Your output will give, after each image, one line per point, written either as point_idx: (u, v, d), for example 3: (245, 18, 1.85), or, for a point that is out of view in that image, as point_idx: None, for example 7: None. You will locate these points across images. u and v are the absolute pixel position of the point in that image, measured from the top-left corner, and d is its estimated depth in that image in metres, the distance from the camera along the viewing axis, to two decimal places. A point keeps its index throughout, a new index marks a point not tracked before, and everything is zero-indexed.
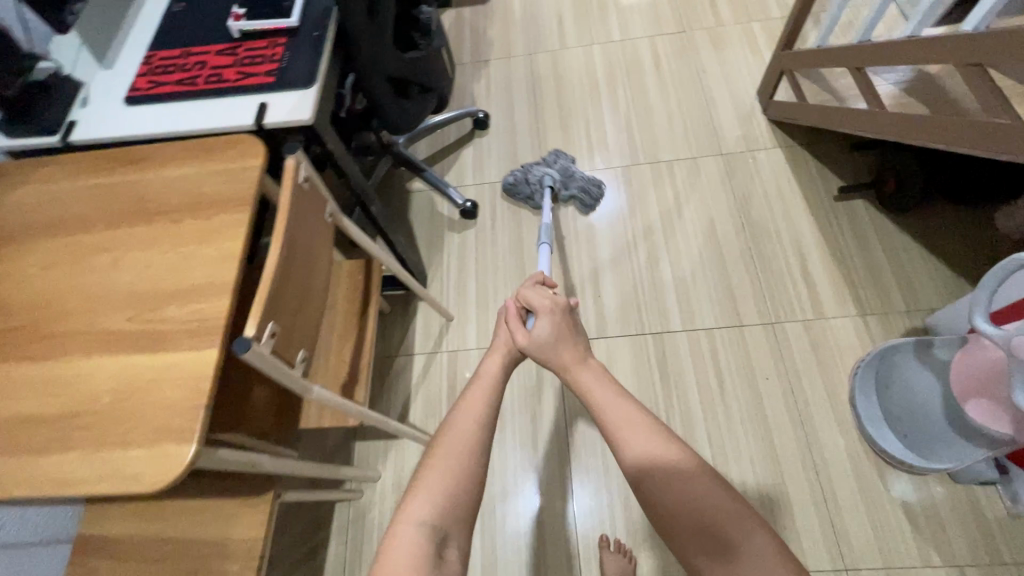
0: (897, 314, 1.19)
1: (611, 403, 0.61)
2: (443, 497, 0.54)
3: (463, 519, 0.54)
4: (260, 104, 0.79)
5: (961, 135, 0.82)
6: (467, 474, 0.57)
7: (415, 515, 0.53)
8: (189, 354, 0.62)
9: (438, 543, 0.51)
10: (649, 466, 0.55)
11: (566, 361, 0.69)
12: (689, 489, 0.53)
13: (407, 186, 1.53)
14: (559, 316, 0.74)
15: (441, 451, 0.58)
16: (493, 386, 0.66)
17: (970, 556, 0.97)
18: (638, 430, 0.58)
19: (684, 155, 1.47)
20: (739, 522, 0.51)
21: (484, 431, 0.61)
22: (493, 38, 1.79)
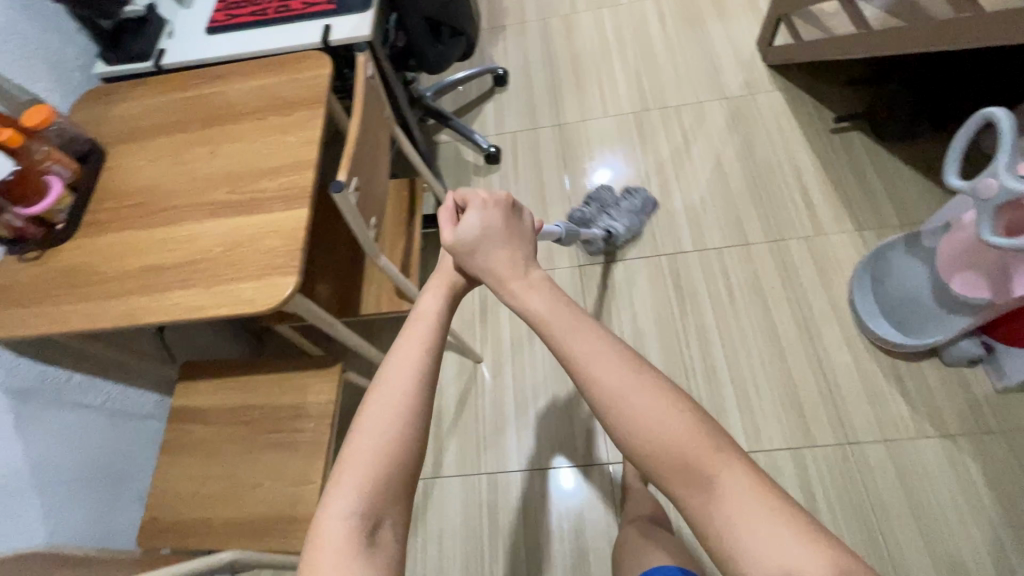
0: (891, 228, 1.30)
1: (570, 333, 0.52)
2: (366, 481, 0.50)
3: (397, 497, 0.51)
4: (324, 26, 0.92)
5: (936, 35, 0.93)
6: (399, 441, 0.51)
7: (341, 507, 0.49)
8: (284, 213, 0.75)
9: (373, 526, 0.49)
10: (614, 403, 0.48)
11: (502, 274, 0.61)
12: (659, 432, 0.46)
13: (435, 137, 1.66)
14: (495, 214, 0.67)
15: (370, 423, 0.52)
16: (429, 326, 0.59)
17: (960, 427, 1.07)
18: (602, 362, 0.49)
19: (690, 100, 1.59)
20: (713, 452, 0.46)
21: (417, 391, 0.54)
22: (508, 6, 1.92)
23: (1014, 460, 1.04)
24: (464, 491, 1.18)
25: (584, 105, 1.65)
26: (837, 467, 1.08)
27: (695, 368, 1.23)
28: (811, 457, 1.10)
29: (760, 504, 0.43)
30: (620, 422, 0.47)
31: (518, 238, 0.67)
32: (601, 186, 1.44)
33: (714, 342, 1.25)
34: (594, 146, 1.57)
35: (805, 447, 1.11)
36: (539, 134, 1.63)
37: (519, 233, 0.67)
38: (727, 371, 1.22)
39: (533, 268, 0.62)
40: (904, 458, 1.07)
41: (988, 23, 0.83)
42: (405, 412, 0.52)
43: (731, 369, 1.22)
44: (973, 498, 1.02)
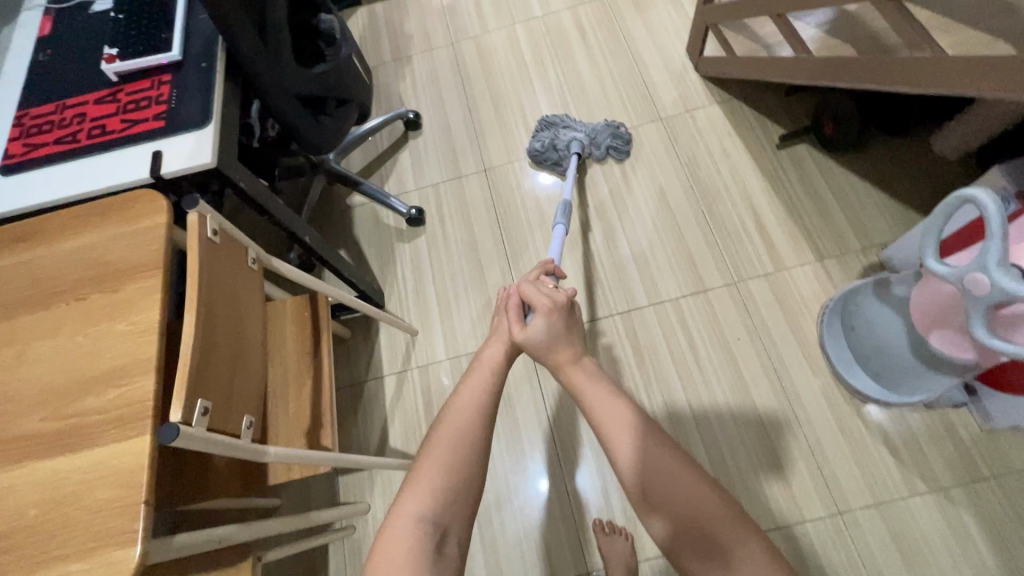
0: (852, 253, 1.20)
1: (615, 404, 0.60)
2: (434, 493, 0.55)
3: (461, 513, 0.56)
4: (154, 152, 0.72)
5: (891, 74, 0.81)
6: (462, 468, 0.57)
7: (412, 514, 0.54)
8: (119, 446, 0.56)
9: (439, 538, 0.54)
10: (649, 472, 0.55)
11: (560, 362, 0.67)
12: (689, 499, 0.53)
13: (348, 201, 1.46)
14: (557, 314, 0.70)
15: (440, 446, 0.58)
16: (493, 374, 0.66)
17: (952, 477, 1.00)
18: (639, 439, 0.57)
19: (624, 125, 1.44)
20: (735, 528, 0.52)
21: (483, 423, 0.61)
22: (411, 32, 1.71)
23: (1011, 506, 0.97)
24: None
25: (510, 142, 1.48)
26: (833, 541, 1.00)
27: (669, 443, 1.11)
28: (804, 533, 1.01)
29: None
30: (650, 486, 0.55)
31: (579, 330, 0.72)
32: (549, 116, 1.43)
33: (684, 410, 1.14)
34: (527, 191, 1.41)
35: (796, 522, 1.02)
36: (465, 183, 1.45)
37: (576, 330, 0.71)
38: (703, 443, 1.11)
39: (588, 359, 0.68)
40: (900, 521, 0.99)
41: (951, 67, 0.71)
42: (472, 439, 0.59)
43: (707, 439, 1.11)
44: (975, 556, 0.96)
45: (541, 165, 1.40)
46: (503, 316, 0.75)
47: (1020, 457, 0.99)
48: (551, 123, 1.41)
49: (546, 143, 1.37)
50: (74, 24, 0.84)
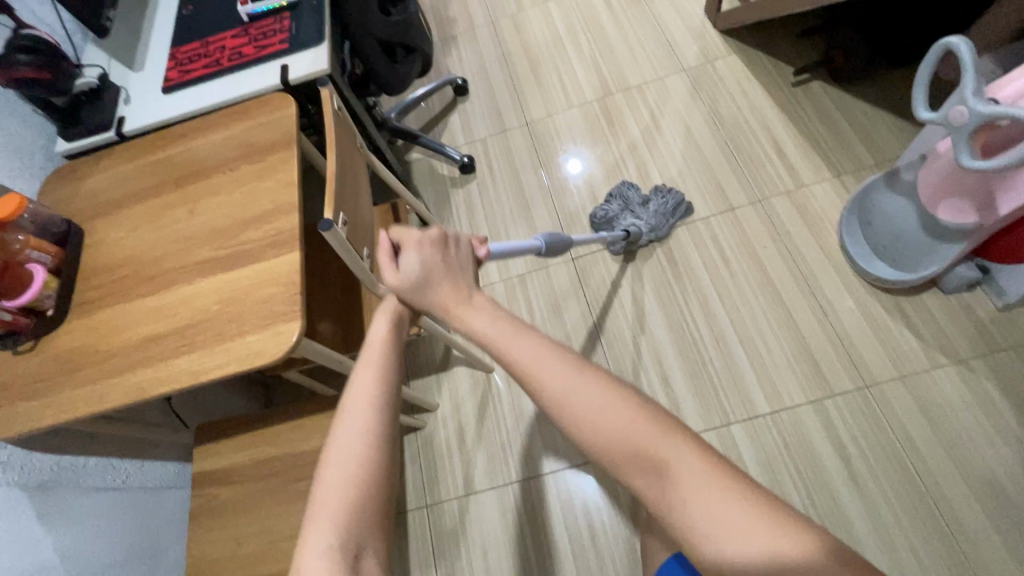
0: (867, 169, 1.32)
1: (518, 346, 0.55)
2: (343, 512, 0.48)
3: (376, 520, 0.49)
4: (281, 66, 0.92)
5: None
6: (366, 472, 0.50)
7: (318, 543, 0.46)
8: (276, 260, 0.74)
9: (352, 562, 0.46)
10: (566, 404, 0.50)
11: (449, 304, 0.62)
12: (612, 423, 0.48)
13: (406, 157, 1.66)
14: (429, 250, 0.65)
15: (339, 455, 0.51)
16: (387, 357, 0.59)
17: (970, 349, 1.09)
18: (553, 373, 0.52)
19: (650, 78, 1.60)
20: (664, 438, 0.47)
21: (381, 411, 0.54)
22: (456, 15, 1.92)
23: None
24: (500, 502, 1.17)
25: (547, 100, 1.66)
26: (862, 411, 1.09)
27: (704, 339, 1.23)
28: (834, 405, 1.11)
29: (712, 477, 0.44)
30: (580, 422, 0.49)
31: (463, 267, 0.67)
32: (623, 185, 1.41)
33: (718, 310, 1.25)
34: (565, 139, 1.58)
35: (826, 397, 1.11)
36: (509, 136, 1.63)
37: (457, 261, 0.66)
38: (736, 336, 1.22)
39: (479, 294, 0.64)
40: (924, 391, 1.08)
41: None
42: (371, 436, 0.52)
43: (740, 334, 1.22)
44: (996, 417, 1.04)
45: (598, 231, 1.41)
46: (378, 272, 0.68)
47: None
48: (623, 195, 1.39)
49: (609, 216, 1.37)
50: None
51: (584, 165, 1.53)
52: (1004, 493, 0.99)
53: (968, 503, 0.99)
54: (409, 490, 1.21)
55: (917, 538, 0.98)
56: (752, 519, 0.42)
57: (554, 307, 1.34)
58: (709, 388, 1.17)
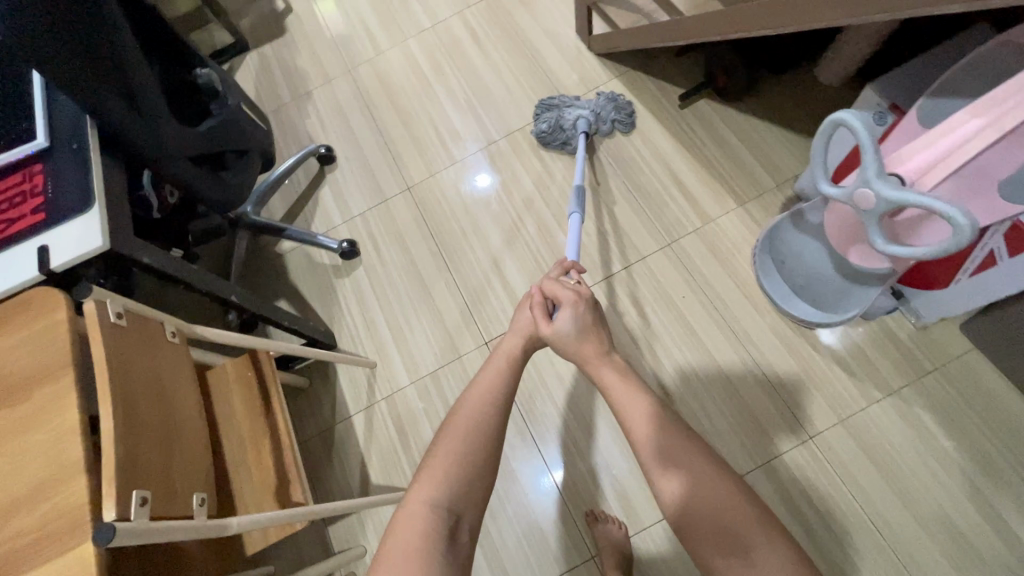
0: (769, 192, 1.26)
1: (631, 401, 0.67)
2: (445, 479, 0.62)
3: (473, 498, 0.63)
4: (39, 249, 0.68)
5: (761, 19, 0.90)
6: (470, 456, 0.64)
7: (428, 496, 0.61)
8: (60, 561, 0.54)
9: (452, 521, 0.60)
10: (665, 458, 0.61)
11: (587, 356, 0.74)
12: (710, 492, 0.58)
13: (277, 249, 1.42)
14: (583, 308, 0.77)
15: (449, 439, 0.65)
16: (509, 368, 0.73)
17: (899, 378, 1.06)
18: (644, 424, 0.64)
19: (533, 116, 1.46)
20: (755, 528, 0.55)
21: (493, 413, 0.67)
22: (305, 66, 1.67)
23: (957, 394, 1.04)
24: None
25: (427, 157, 1.47)
26: (809, 467, 1.04)
27: None
28: (783, 465, 1.04)
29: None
30: (666, 481, 0.60)
31: (605, 329, 0.78)
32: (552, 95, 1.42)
33: (650, 378, 1.15)
34: (455, 201, 1.41)
35: (773, 458, 1.05)
36: (391, 205, 1.43)
37: (600, 322, 0.78)
38: (673, 404, 1.12)
39: (617, 356, 0.74)
40: (864, 432, 1.04)
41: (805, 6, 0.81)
42: (482, 426, 0.66)
43: (676, 400, 1.13)
44: (936, 447, 1.02)
45: (551, 146, 1.39)
46: (523, 309, 0.82)
47: (954, 347, 1.06)
48: (552, 104, 1.39)
49: (553, 123, 1.35)
50: None
51: (490, 171, 1.42)
52: (955, 528, 0.97)
53: (924, 546, 0.96)
54: None
55: None
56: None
57: None
58: None
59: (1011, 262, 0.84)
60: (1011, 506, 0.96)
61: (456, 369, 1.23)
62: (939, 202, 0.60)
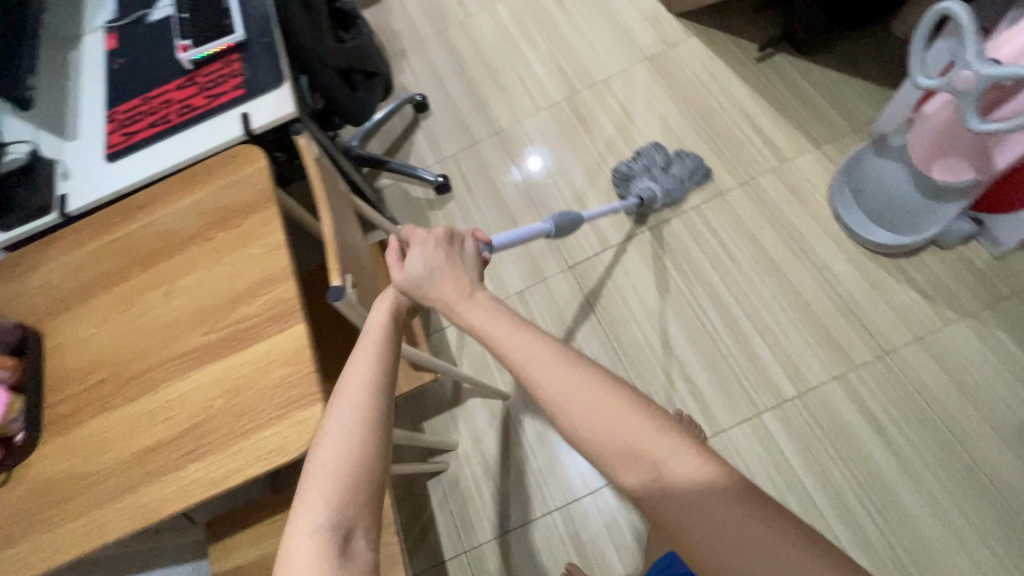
0: (845, 135, 1.32)
1: (519, 343, 0.50)
2: (334, 489, 0.44)
3: (367, 500, 0.45)
4: (242, 115, 0.82)
5: None
6: (358, 449, 0.46)
7: (312, 516, 0.43)
8: (278, 337, 0.65)
9: (343, 538, 0.43)
10: (560, 403, 0.46)
11: (450, 302, 0.58)
12: (614, 421, 0.44)
13: (376, 185, 1.57)
14: (434, 245, 0.62)
15: (329, 431, 0.47)
16: (387, 323, 0.56)
17: (977, 301, 1.11)
18: (540, 361, 0.48)
19: (614, 70, 1.57)
20: (660, 439, 0.43)
21: (383, 385, 0.51)
22: (400, 28, 1.84)
23: None
24: (542, 536, 1.11)
25: (513, 106, 1.60)
26: (886, 378, 1.09)
27: (719, 330, 1.20)
28: (859, 378, 1.10)
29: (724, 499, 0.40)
30: (586, 423, 0.44)
31: (467, 267, 0.63)
32: (656, 146, 1.37)
33: (728, 298, 1.23)
34: (540, 145, 1.52)
35: (849, 371, 1.11)
36: (480, 148, 1.56)
37: (464, 259, 0.63)
38: (750, 322, 1.20)
39: (483, 292, 0.58)
40: (941, 349, 1.09)
41: None
42: (369, 409, 0.48)
43: (753, 319, 1.20)
44: (1014, 365, 1.06)
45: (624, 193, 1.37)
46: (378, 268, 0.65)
47: None
48: (638, 153, 1.37)
49: (631, 172, 1.34)
50: (138, 34, 0.95)
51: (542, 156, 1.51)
52: None
53: (1003, 455, 1.00)
54: (443, 540, 1.14)
55: (962, 498, 0.99)
56: (764, 537, 0.38)
57: (562, 320, 1.29)
58: (734, 381, 1.15)
59: None
60: None
61: (541, 289, 1.33)
62: None
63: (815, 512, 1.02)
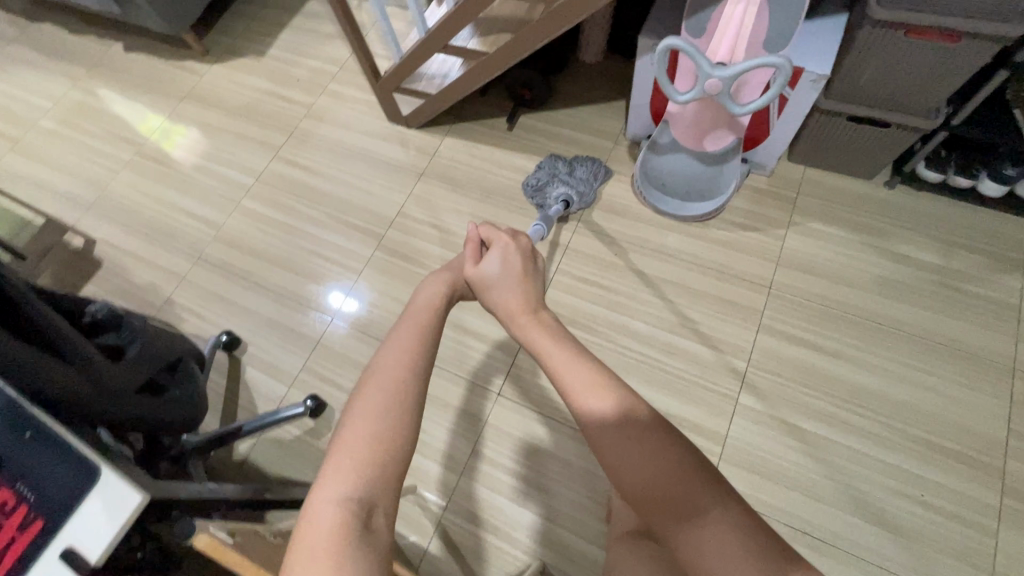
0: (614, 149, 1.50)
1: (567, 364, 0.60)
2: (357, 472, 0.52)
3: (386, 485, 0.52)
4: (66, 551, 0.56)
5: (558, 20, 1.04)
6: (393, 433, 0.54)
7: (333, 494, 0.50)
8: None
9: (364, 514, 0.49)
10: (602, 437, 0.55)
11: (516, 314, 0.67)
12: (652, 460, 0.53)
13: (235, 457, 1.25)
14: (515, 254, 0.74)
15: (363, 417, 0.54)
16: (434, 315, 0.65)
17: (784, 213, 1.35)
18: (583, 397, 0.57)
19: (401, 199, 1.54)
20: (704, 494, 0.52)
21: (413, 375, 0.58)
22: (146, 280, 1.53)
23: (821, 199, 1.36)
24: None
25: (331, 284, 1.45)
26: (785, 306, 1.25)
27: (656, 357, 1.23)
28: (770, 318, 1.24)
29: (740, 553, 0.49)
30: (603, 447, 0.55)
31: (535, 283, 0.73)
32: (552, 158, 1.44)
33: (641, 326, 1.27)
34: (385, 305, 1.40)
35: (761, 319, 1.24)
36: (326, 344, 1.37)
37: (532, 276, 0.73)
38: (673, 333, 1.26)
39: (546, 312, 0.68)
40: (795, 260, 1.29)
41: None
42: (406, 395, 0.57)
43: (670, 328, 1.26)
44: (836, 240, 1.31)
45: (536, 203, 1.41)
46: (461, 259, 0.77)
47: (796, 173, 1.39)
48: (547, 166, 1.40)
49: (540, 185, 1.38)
50: None
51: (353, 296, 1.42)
52: (896, 280, 1.24)
53: (890, 304, 1.22)
54: None
55: (893, 352, 1.18)
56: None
57: (532, 448, 1.18)
58: (700, 388, 1.19)
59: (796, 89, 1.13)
60: (908, 245, 1.28)
61: (490, 434, 1.20)
62: (761, 60, 0.83)
63: (834, 445, 1.11)
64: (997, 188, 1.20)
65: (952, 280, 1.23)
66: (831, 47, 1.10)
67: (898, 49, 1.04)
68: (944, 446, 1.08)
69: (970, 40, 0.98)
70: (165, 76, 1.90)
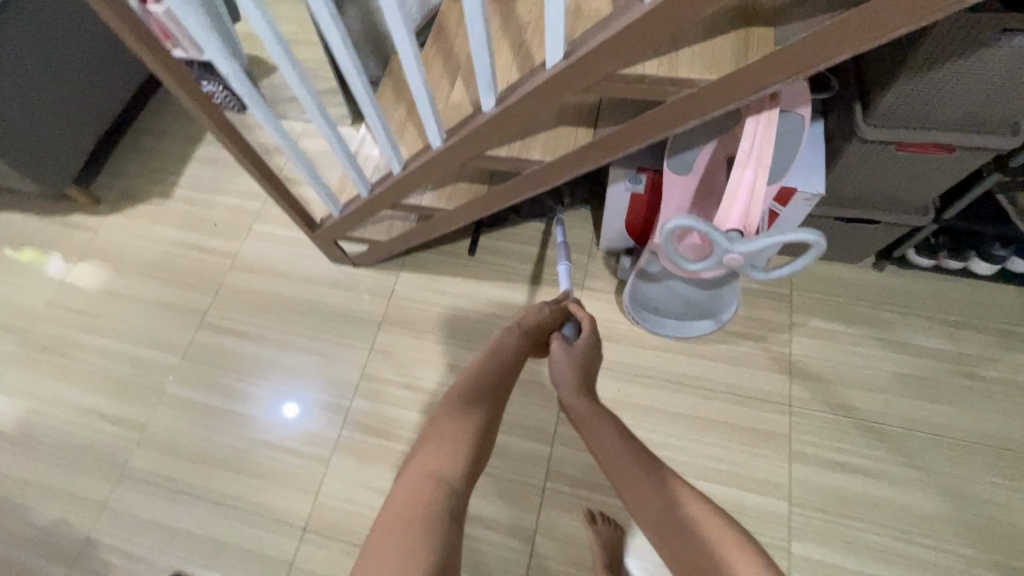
0: (590, 264, 1.37)
1: (608, 438, 0.86)
2: (447, 451, 0.74)
3: (462, 469, 0.73)
4: None
5: (529, 183, 0.89)
6: (471, 431, 0.79)
7: (430, 460, 0.73)
8: None
9: (447, 484, 0.70)
10: (630, 477, 0.79)
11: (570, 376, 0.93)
12: (667, 495, 0.74)
13: None
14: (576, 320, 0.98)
15: (453, 415, 0.80)
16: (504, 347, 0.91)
17: (782, 314, 1.27)
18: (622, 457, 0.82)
19: (363, 355, 1.33)
20: (708, 517, 0.69)
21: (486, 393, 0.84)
22: (53, 515, 1.22)
23: (816, 292, 1.28)
24: None
25: (296, 481, 1.21)
26: (809, 425, 1.15)
27: None
28: (798, 443, 1.14)
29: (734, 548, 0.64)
30: (633, 487, 0.78)
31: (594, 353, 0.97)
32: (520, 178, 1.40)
33: None
34: (367, 497, 1.18)
35: (789, 446, 1.14)
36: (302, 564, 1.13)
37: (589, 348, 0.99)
38: (700, 477, 1.13)
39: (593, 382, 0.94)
40: (806, 369, 1.20)
41: (563, 162, 0.82)
42: (484, 403, 0.83)
43: (697, 472, 1.13)
44: (841, 337, 1.23)
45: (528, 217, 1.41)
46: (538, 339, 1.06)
47: None
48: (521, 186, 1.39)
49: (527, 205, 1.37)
50: None
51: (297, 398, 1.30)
52: (909, 374, 1.18)
53: (911, 404, 1.16)
54: None
55: (930, 459, 1.11)
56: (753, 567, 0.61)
57: None
58: None
59: (788, 209, 1.03)
60: (912, 332, 1.22)
61: None
62: (788, 233, 0.71)
63: None
64: (988, 267, 1.18)
65: (963, 365, 1.18)
66: (820, 163, 1.01)
67: (888, 161, 0.98)
68: (1000, 562, 1.03)
69: (961, 152, 0.93)
70: (47, 236, 1.59)
